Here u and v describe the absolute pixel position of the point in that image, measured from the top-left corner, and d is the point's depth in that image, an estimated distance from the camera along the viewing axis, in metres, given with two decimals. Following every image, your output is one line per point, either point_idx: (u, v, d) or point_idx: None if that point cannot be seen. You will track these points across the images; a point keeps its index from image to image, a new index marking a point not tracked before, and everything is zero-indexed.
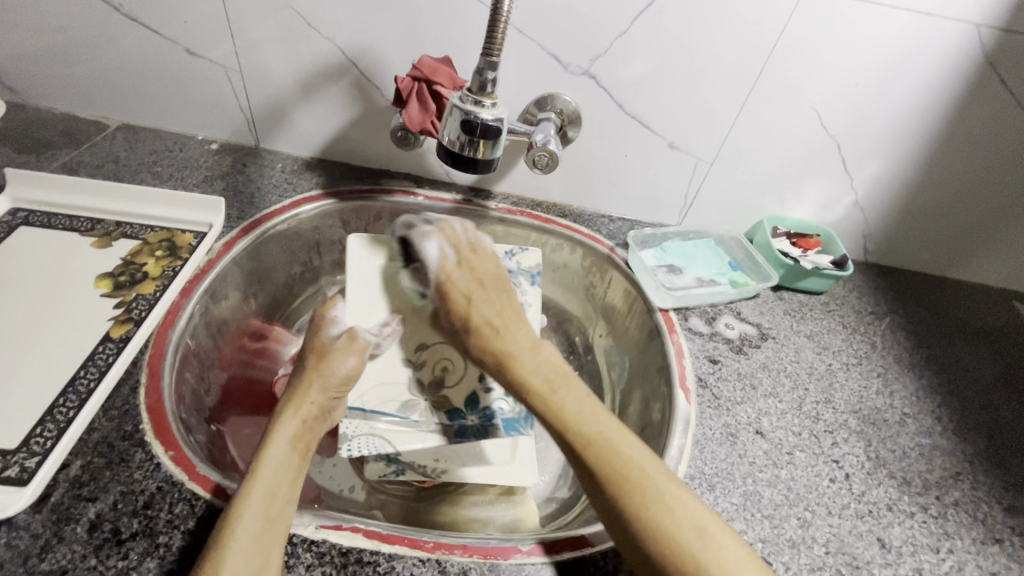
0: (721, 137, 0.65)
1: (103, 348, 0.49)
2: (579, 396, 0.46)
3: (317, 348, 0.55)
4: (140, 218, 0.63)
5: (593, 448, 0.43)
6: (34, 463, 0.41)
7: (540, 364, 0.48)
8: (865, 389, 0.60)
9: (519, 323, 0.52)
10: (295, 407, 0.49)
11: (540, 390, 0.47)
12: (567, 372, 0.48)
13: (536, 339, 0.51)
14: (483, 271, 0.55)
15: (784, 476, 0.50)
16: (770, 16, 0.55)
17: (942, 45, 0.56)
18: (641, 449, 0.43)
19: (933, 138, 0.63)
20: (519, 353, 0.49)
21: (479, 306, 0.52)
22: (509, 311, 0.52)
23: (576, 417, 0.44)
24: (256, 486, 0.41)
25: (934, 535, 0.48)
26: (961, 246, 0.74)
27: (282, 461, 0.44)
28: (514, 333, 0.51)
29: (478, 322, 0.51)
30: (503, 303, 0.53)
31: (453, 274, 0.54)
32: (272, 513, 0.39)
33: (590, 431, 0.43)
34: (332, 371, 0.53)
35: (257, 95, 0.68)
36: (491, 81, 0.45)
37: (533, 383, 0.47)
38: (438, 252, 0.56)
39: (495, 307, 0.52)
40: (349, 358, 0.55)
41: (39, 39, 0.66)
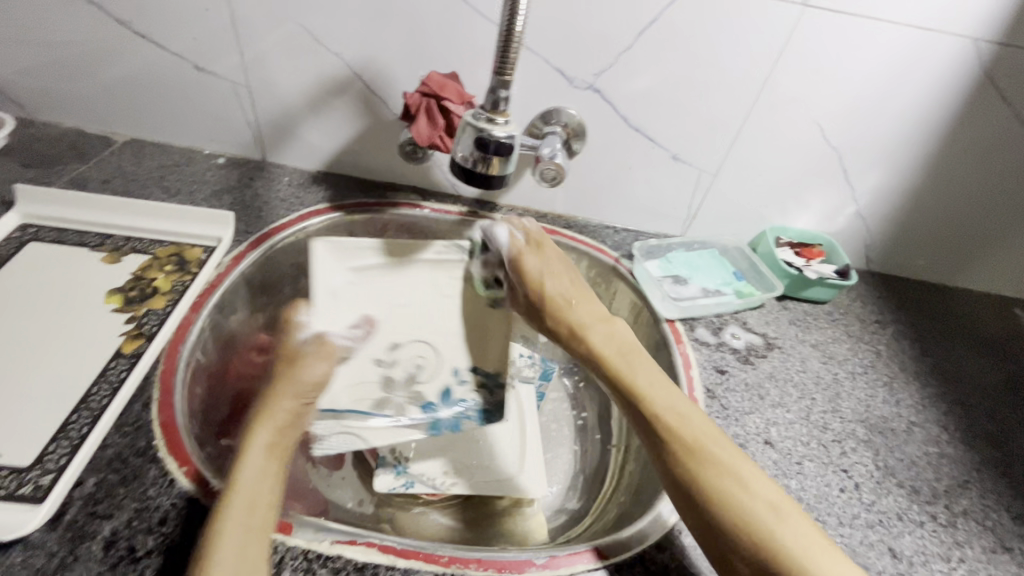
0: (724, 149, 0.66)
1: (114, 364, 0.49)
2: (654, 373, 0.51)
3: (289, 354, 0.55)
4: (149, 233, 0.63)
5: (680, 433, 0.45)
6: (48, 480, 0.41)
7: (609, 338, 0.55)
8: (871, 398, 0.60)
9: (589, 300, 0.59)
10: (268, 415, 0.48)
11: (611, 357, 0.53)
12: (634, 347, 0.54)
13: (605, 314, 0.58)
14: (551, 256, 0.62)
15: (794, 487, 0.50)
16: (773, 31, 0.57)
17: (941, 58, 0.57)
18: (706, 425, 0.46)
19: (933, 149, 0.64)
20: (589, 326, 0.56)
21: (551, 283, 0.60)
22: (582, 291, 0.60)
23: (651, 390, 0.49)
24: (235, 494, 0.40)
25: (944, 544, 0.48)
26: (962, 255, 0.74)
27: (261, 467, 0.43)
28: (583, 307, 0.58)
29: (554, 299, 0.59)
30: (573, 281, 0.61)
31: (523, 256, 0.62)
32: (257, 521, 0.39)
33: (658, 408, 0.47)
34: (303, 380, 0.53)
35: (265, 110, 0.69)
36: (503, 99, 0.46)
37: (608, 355, 0.53)
38: (508, 236, 0.64)
39: (562, 283, 0.60)
40: (321, 360, 0.56)
41: (50, 56, 0.67)
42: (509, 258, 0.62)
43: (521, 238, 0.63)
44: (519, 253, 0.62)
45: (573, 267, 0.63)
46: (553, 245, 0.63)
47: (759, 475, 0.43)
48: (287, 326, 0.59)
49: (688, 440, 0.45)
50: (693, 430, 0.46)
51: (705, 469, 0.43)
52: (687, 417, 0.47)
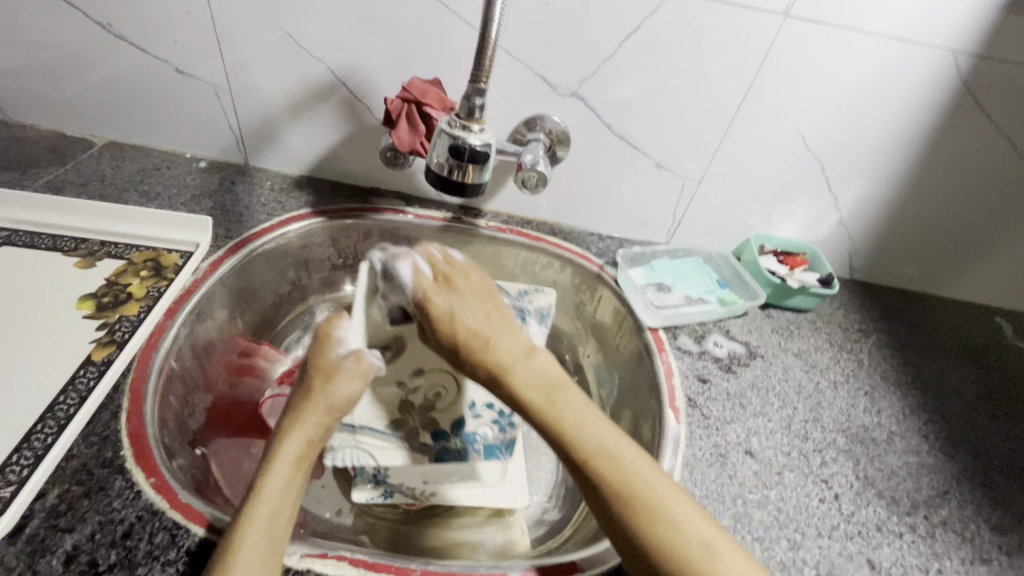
0: (708, 157, 0.66)
1: (84, 371, 0.48)
2: (579, 407, 0.46)
3: (324, 366, 0.51)
4: (125, 237, 0.62)
5: (597, 464, 0.42)
6: (9, 492, 0.39)
7: (536, 379, 0.47)
8: (853, 408, 0.60)
9: (510, 333, 0.50)
10: (298, 428, 0.47)
11: (539, 405, 0.45)
12: (562, 384, 0.47)
13: (529, 345, 0.50)
14: (463, 290, 0.54)
15: (774, 498, 0.50)
16: (755, 40, 0.57)
17: (921, 70, 0.58)
18: (638, 459, 0.43)
19: (914, 159, 0.65)
20: (512, 365, 0.48)
21: (465, 317, 0.51)
22: (500, 322, 0.51)
23: (578, 429, 0.44)
24: (252, 518, 0.39)
25: (922, 556, 0.48)
26: (944, 264, 0.75)
27: (282, 486, 0.42)
28: (504, 343, 0.49)
29: (472, 334, 0.50)
30: (491, 313, 0.52)
31: (432, 295, 0.53)
32: (269, 549, 0.38)
33: (586, 447, 0.43)
34: (337, 394, 0.50)
35: (246, 114, 0.68)
36: (479, 106, 0.46)
37: (531, 402, 0.46)
38: (413, 272, 0.55)
39: (478, 316, 0.51)
40: (359, 379, 0.51)
41: (26, 58, 0.66)
42: (418, 294, 0.54)
43: (427, 274, 0.55)
44: (425, 292, 0.54)
45: (488, 285, 0.56)
46: (466, 275, 0.55)
47: (674, 491, 0.42)
48: (324, 339, 0.54)
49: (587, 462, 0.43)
50: (628, 473, 0.42)
51: (638, 508, 0.40)
52: (606, 447, 0.43)
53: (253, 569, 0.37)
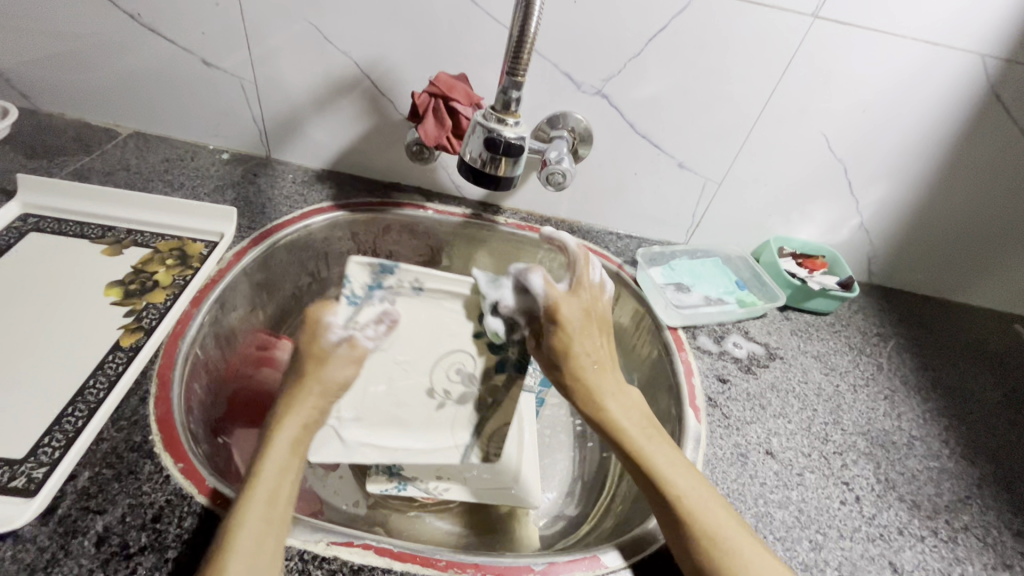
0: (730, 158, 0.66)
1: (112, 357, 0.49)
2: (671, 453, 0.48)
3: (316, 352, 0.52)
4: (151, 226, 0.62)
5: (685, 504, 0.44)
6: (41, 473, 0.40)
7: (630, 411, 0.51)
8: (873, 411, 0.60)
9: (612, 364, 0.55)
10: (292, 410, 0.47)
11: (635, 434, 0.49)
12: (655, 424, 0.51)
13: (622, 381, 0.53)
14: (592, 313, 0.56)
15: (795, 498, 0.50)
16: (783, 40, 0.57)
17: (949, 73, 0.57)
18: (719, 506, 0.44)
19: (938, 163, 0.64)
20: (606, 395, 0.51)
21: (580, 339, 0.54)
22: (607, 355, 0.55)
23: (668, 469, 0.46)
24: (256, 492, 0.40)
25: (945, 560, 0.48)
26: (964, 270, 0.74)
27: (280, 462, 0.43)
28: (609, 374, 0.53)
29: (580, 359, 0.53)
30: (604, 346, 0.55)
31: (561, 303, 0.55)
32: (269, 519, 0.38)
33: (679, 486, 0.45)
34: (330, 379, 0.51)
35: (271, 107, 0.69)
36: (515, 100, 0.46)
37: (627, 429, 0.49)
38: (544, 284, 0.56)
39: (593, 346, 0.54)
40: (352, 364, 0.53)
41: (56, 47, 0.66)
42: (547, 303, 0.55)
43: (559, 288, 0.57)
44: (556, 301, 0.55)
45: (598, 312, 0.57)
46: (596, 303, 0.58)
47: (759, 551, 0.42)
48: (312, 325, 0.54)
49: (679, 500, 0.44)
50: (711, 519, 0.43)
51: (715, 549, 0.41)
52: (693, 492, 0.45)
53: (253, 538, 0.37)
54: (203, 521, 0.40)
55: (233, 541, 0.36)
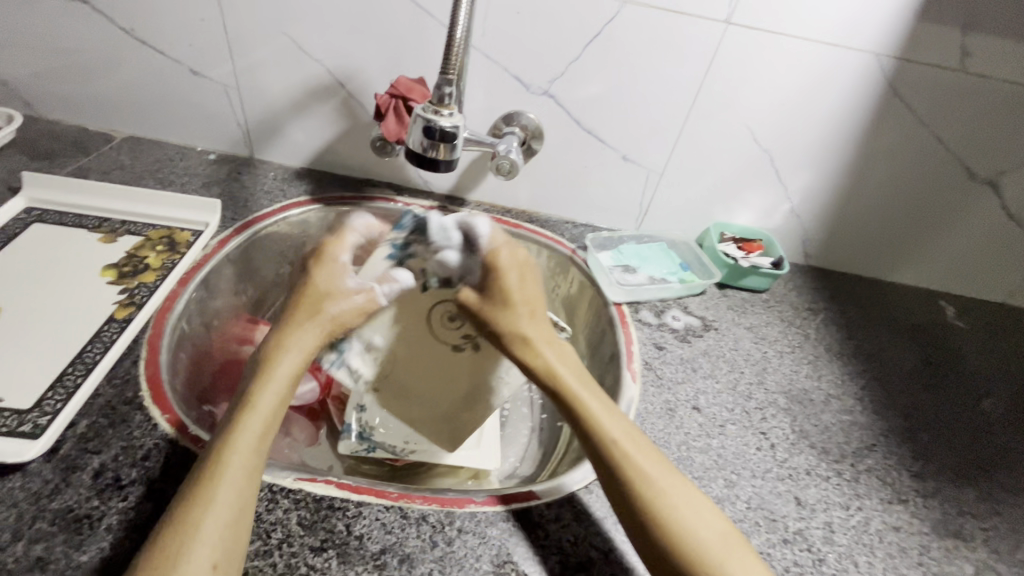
0: (668, 151, 0.74)
1: (107, 327, 0.55)
2: (607, 403, 0.52)
3: (318, 291, 0.58)
4: (143, 218, 0.69)
5: (622, 447, 0.48)
6: (45, 420, 0.46)
7: (567, 365, 0.55)
8: (796, 373, 0.67)
9: (541, 319, 0.59)
10: (289, 347, 0.52)
11: (566, 382, 0.53)
12: (591, 378, 0.55)
13: (555, 338, 0.58)
14: (523, 264, 0.63)
15: (715, 445, 0.56)
16: (704, 43, 0.64)
17: (852, 69, 0.65)
18: (657, 458, 0.48)
19: (853, 151, 0.72)
20: (543, 349, 0.56)
21: (512, 297, 0.60)
22: (540, 307, 0.61)
23: (601, 415, 0.50)
24: (250, 422, 0.45)
25: (845, 495, 0.54)
26: (889, 250, 0.81)
27: (275, 396, 0.48)
28: (537, 330, 0.58)
29: (510, 296, 0.60)
30: (531, 295, 0.61)
31: (500, 251, 0.61)
32: (245, 484, 0.41)
33: (612, 432, 0.49)
34: (332, 315, 0.57)
35: (253, 111, 0.76)
36: (449, 94, 0.52)
37: (564, 377, 0.54)
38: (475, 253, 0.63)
39: (523, 299, 0.60)
40: (359, 311, 0.59)
41: (58, 59, 0.74)
42: (486, 252, 0.62)
43: (497, 237, 0.63)
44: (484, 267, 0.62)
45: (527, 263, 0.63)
46: (515, 259, 0.62)
47: (685, 485, 0.46)
48: (323, 265, 0.60)
49: (616, 444, 0.48)
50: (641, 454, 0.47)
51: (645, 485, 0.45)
52: (624, 434, 0.49)
53: (241, 464, 0.42)
54: None
55: (224, 465, 0.41)
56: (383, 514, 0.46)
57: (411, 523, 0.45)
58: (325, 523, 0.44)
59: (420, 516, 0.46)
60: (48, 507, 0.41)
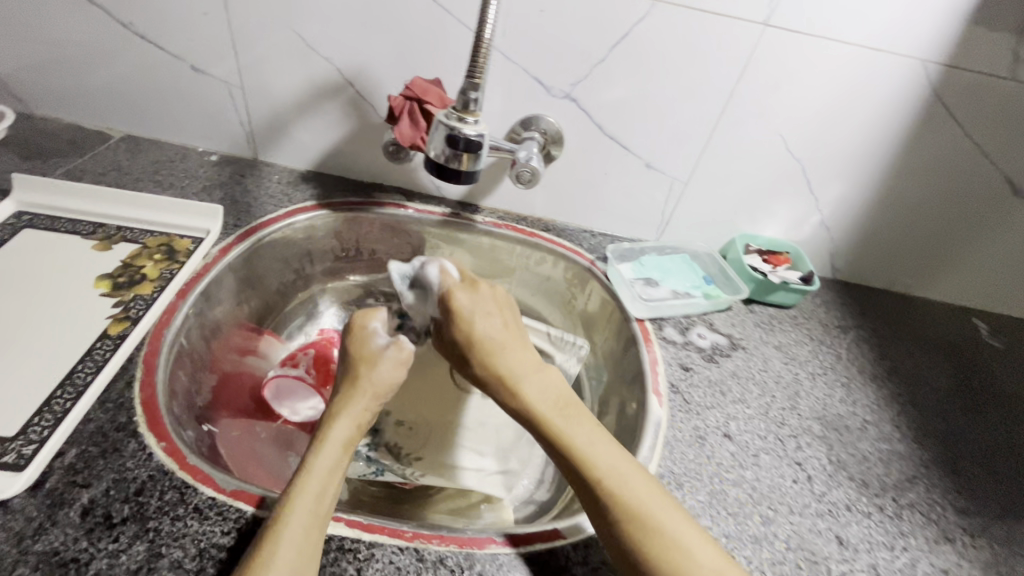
0: (695, 159, 0.70)
1: (100, 345, 0.51)
2: (590, 430, 0.48)
3: (366, 354, 0.54)
4: (141, 223, 0.65)
5: (608, 488, 0.44)
6: (31, 450, 0.42)
7: (547, 392, 0.50)
8: (829, 397, 0.63)
9: (522, 347, 0.54)
10: (347, 412, 0.50)
11: (546, 415, 0.49)
12: (574, 402, 0.50)
13: (541, 363, 0.53)
14: (486, 294, 0.57)
15: (749, 477, 0.53)
16: (739, 46, 0.60)
17: (894, 76, 0.61)
18: (648, 486, 0.44)
19: (891, 162, 0.68)
20: (522, 377, 0.51)
21: (479, 322, 0.54)
22: (513, 334, 0.55)
23: (591, 453, 0.46)
24: (308, 488, 0.42)
25: (889, 534, 0.51)
26: (923, 265, 0.78)
27: (331, 461, 0.45)
28: (511, 353, 0.53)
29: (482, 340, 0.53)
30: (507, 323, 0.56)
31: (454, 291, 0.57)
32: (318, 520, 0.40)
33: (600, 469, 0.45)
34: (379, 380, 0.53)
35: (257, 111, 0.72)
36: (473, 100, 0.50)
37: (544, 412, 0.49)
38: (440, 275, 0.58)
39: (496, 324, 0.55)
40: (399, 366, 0.55)
41: (52, 54, 0.70)
42: (440, 292, 0.57)
43: (455, 276, 0.58)
44: (449, 289, 0.57)
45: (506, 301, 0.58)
46: (488, 286, 0.58)
47: (685, 521, 0.42)
48: (358, 332, 0.56)
49: (603, 487, 0.44)
50: (636, 496, 0.43)
51: (649, 535, 0.41)
52: (614, 474, 0.44)
53: (300, 532, 0.38)
54: (206, 507, 0.42)
55: (281, 531, 0.38)
56: (398, 557, 0.42)
57: (427, 567, 0.42)
58: (334, 567, 0.41)
59: (438, 559, 0.43)
60: (31, 550, 0.38)
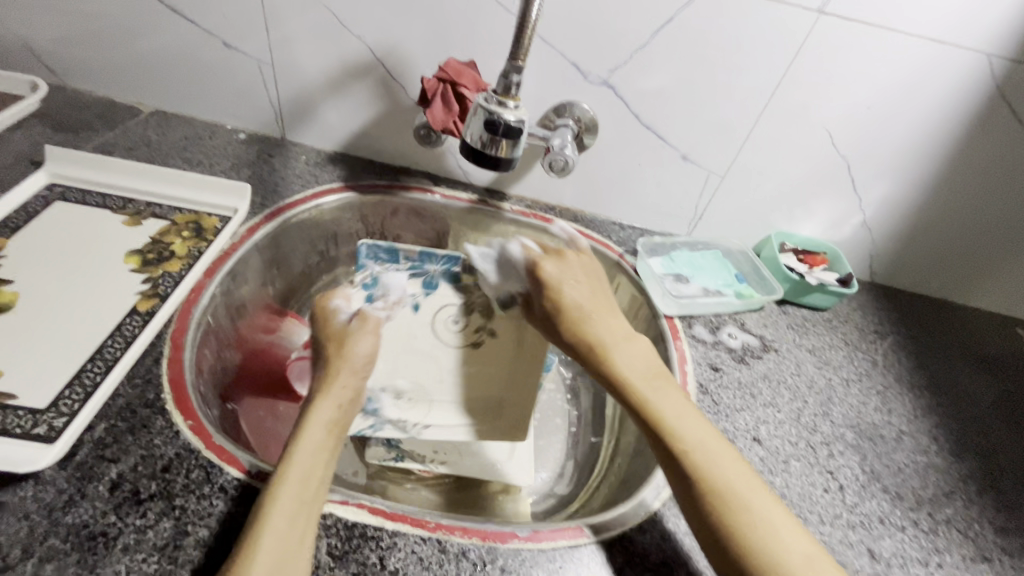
0: (734, 151, 0.67)
1: (129, 320, 0.51)
2: (678, 403, 0.48)
3: (335, 334, 0.54)
4: (169, 200, 0.65)
5: (693, 457, 0.43)
6: (61, 422, 0.43)
7: (639, 361, 0.50)
8: (863, 405, 0.61)
9: (612, 316, 0.54)
10: (327, 393, 0.48)
11: (636, 380, 0.48)
12: (663, 372, 0.50)
13: (629, 332, 0.52)
14: (574, 265, 0.58)
15: (779, 484, 0.51)
16: (789, 35, 0.57)
17: (955, 70, 0.57)
18: (736, 464, 0.44)
19: (942, 162, 0.65)
20: (613, 345, 0.51)
21: (570, 289, 0.54)
22: (604, 304, 0.55)
23: (676, 421, 0.46)
24: (294, 467, 0.41)
25: (924, 549, 0.49)
26: (966, 272, 0.75)
27: (316, 446, 0.43)
28: (604, 323, 0.52)
29: (570, 307, 0.53)
30: (594, 291, 0.55)
31: (543, 261, 0.57)
32: (308, 495, 0.40)
33: (687, 440, 0.44)
34: (356, 358, 0.52)
35: (287, 90, 0.71)
36: (515, 84, 0.49)
37: (633, 380, 0.48)
38: (522, 250, 0.60)
39: (586, 293, 0.55)
40: (368, 334, 0.55)
41: (86, 26, 0.69)
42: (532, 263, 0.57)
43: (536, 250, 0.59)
44: (536, 259, 0.57)
45: (596, 269, 0.59)
46: (577, 253, 0.59)
47: (761, 492, 0.42)
48: (322, 314, 0.57)
49: (687, 455, 0.44)
50: (721, 468, 0.43)
51: (728, 501, 0.41)
52: (702, 442, 0.44)
53: (286, 517, 0.38)
54: (231, 487, 0.42)
55: (270, 511, 0.38)
56: (420, 547, 0.42)
57: (449, 559, 0.42)
58: (356, 554, 0.40)
59: (460, 551, 0.42)
60: (60, 522, 0.38)
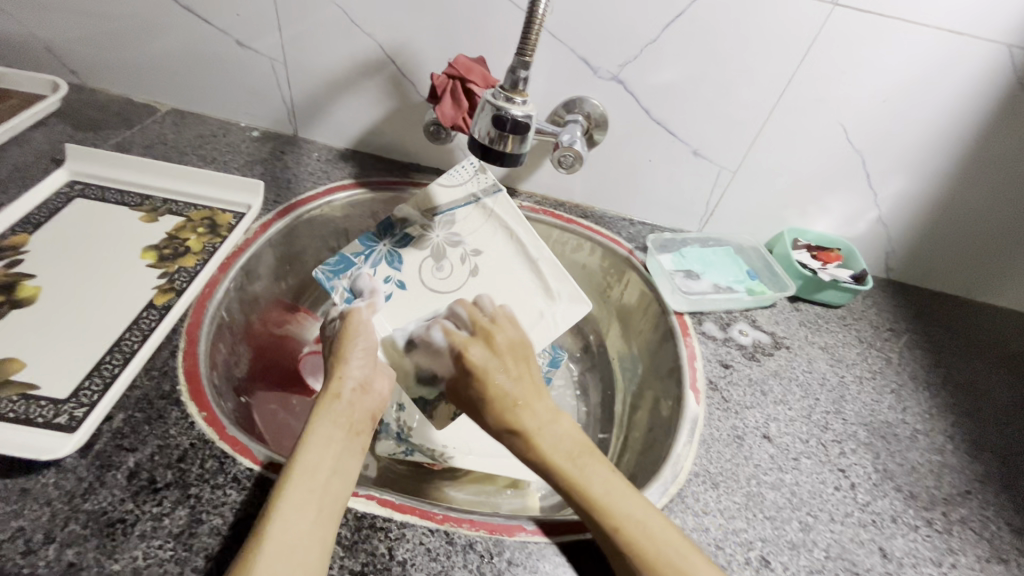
0: (746, 146, 0.66)
1: (146, 314, 0.53)
2: (613, 475, 0.44)
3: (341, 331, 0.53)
4: (185, 197, 0.67)
5: (626, 532, 0.40)
6: (81, 412, 0.44)
7: (565, 439, 0.46)
8: (877, 403, 0.60)
9: (540, 397, 0.48)
10: (329, 391, 0.47)
11: (558, 461, 0.45)
12: (591, 446, 0.46)
13: (557, 410, 0.48)
14: (502, 347, 0.51)
15: (788, 481, 0.51)
16: (802, 26, 0.56)
17: (973, 62, 0.56)
18: (668, 531, 0.41)
19: (960, 156, 0.63)
20: (539, 429, 0.46)
21: (500, 379, 0.49)
22: (533, 389, 0.49)
23: (609, 500, 0.42)
24: (299, 478, 0.40)
25: (937, 550, 0.48)
26: (985, 269, 0.73)
27: (324, 450, 0.42)
28: (532, 410, 0.47)
29: (499, 397, 0.48)
30: (523, 374, 0.50)
31: (470, 346, 0.52)
32: (314, 514, 0.39)
33: (618, 516, 0.41)
34: (359, 351, 0.51)
35: (300, 88, 0.72)
36: (522, 79, 0.49)
37: (557, 458, 0.45)
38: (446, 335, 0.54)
39: (515, 378, 0.49)
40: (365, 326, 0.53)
41: (104, 27, 0.71)
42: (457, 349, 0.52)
43: (462, 332, 0.54)
44: (462, 345, 0.52)
45: (524, 349, 0.52)
46: (505, 331, 0.53)
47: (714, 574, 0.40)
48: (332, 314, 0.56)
49: (619, 530, 0.41)
50: (657, 543, 0.40)
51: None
52: (637, 517, 0.41)
53: (289, 533, 0.37)
54: (244, 478, 0.43)
55: (267, 533, 0.37)
56: (428, 538, 0.42)
57: (457, 550, 0.42)
58: (366, 543, 0.41)
59: (467, 543, 0.42)
60: (80, 508, 0.39)
